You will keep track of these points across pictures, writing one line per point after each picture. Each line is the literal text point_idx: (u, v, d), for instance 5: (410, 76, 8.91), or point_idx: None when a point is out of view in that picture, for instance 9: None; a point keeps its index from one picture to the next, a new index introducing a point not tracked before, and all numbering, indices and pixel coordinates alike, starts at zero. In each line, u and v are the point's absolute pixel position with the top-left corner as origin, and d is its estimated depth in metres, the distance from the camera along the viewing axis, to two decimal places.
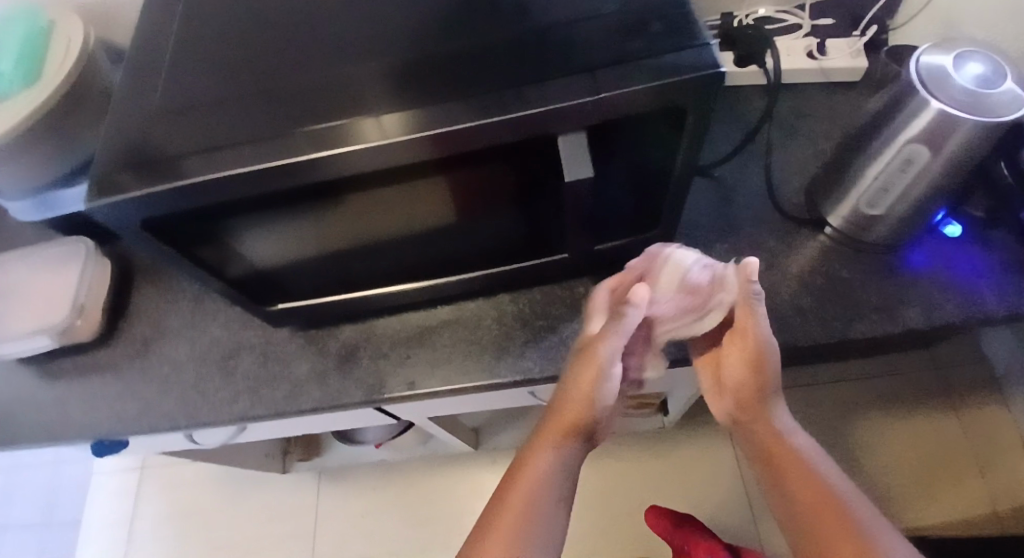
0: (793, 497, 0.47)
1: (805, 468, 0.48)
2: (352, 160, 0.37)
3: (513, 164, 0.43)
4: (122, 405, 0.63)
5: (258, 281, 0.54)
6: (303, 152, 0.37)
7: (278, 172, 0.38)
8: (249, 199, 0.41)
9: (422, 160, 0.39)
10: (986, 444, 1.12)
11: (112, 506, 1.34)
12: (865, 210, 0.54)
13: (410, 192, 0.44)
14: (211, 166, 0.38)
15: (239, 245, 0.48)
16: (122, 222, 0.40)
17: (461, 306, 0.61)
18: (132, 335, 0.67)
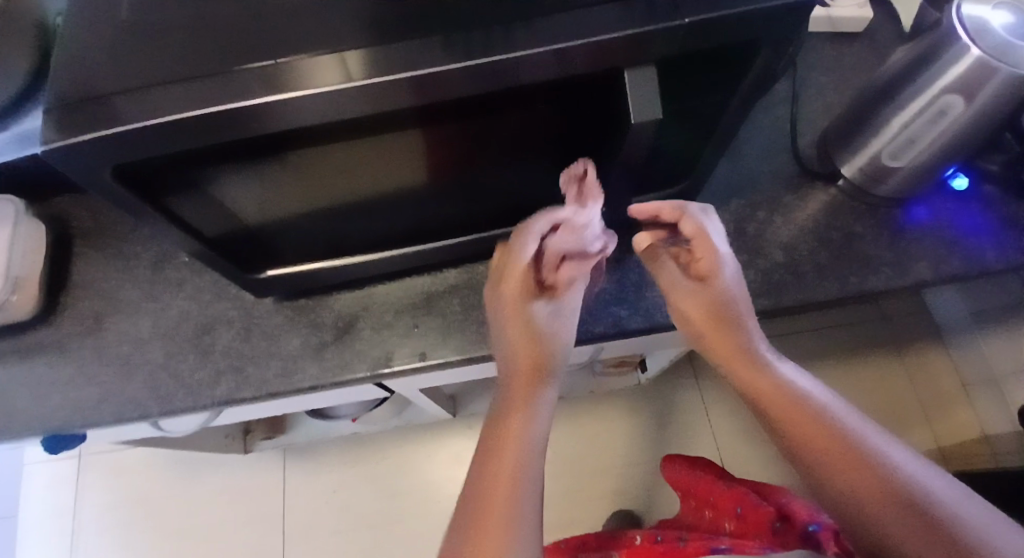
0: (796, 445, 0.42)
1: (801, 410, 0.42)
2: (327, 104, 0.31)
3: (558, 106, 0.38)
4: (75, 391, 0.54)
5: (242, 248, 0.47)
6: (257, 94, 0.30)
7: (222, 123, 0.31)
8: (249, 143, 0.34)
9: (465, 96, 0.33)
10: (929, 389, 1.21)
11: (45, 498, 1.22)
12: (885, 161, 0.53)
13: (439, 137, 0.38)
14: (205, 99, 0.31)
15: (227, 203, 0.41)
16: (82, 173, 0.33)
17: (470, 270, 0.56)
18: (80, 310, 0.57)
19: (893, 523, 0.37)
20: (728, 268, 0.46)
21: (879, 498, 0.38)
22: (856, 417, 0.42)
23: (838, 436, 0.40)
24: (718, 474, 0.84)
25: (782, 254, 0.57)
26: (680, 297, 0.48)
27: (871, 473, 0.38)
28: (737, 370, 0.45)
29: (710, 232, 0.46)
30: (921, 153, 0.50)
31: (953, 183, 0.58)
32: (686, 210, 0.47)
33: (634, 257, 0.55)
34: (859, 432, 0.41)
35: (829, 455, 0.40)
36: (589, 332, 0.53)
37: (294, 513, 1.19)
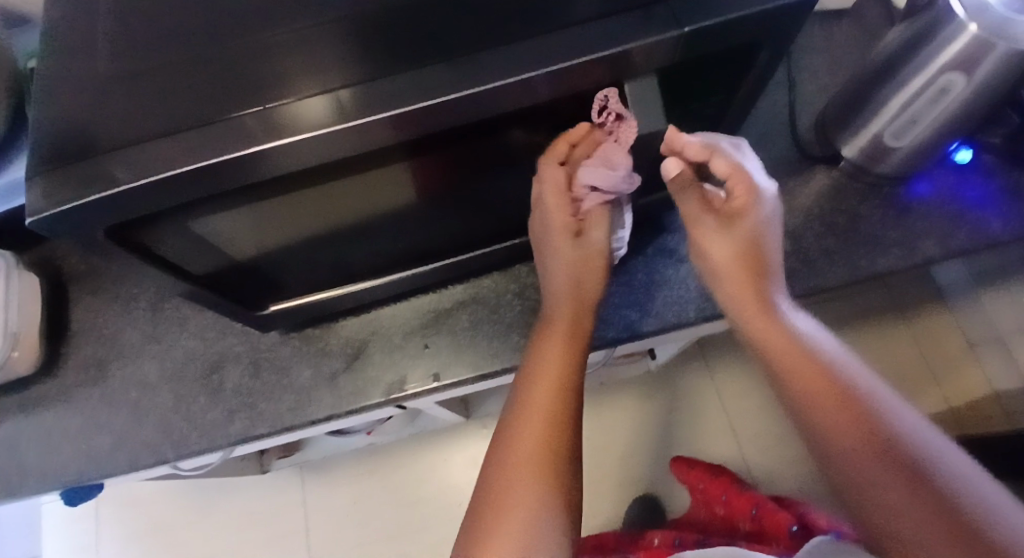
0: (798, 397, 0.39)
1: (815, 366, 0.39)
2: (322, 146, 0.30)
3: (561, 122, 0.37)
4: (88, 441, 0.53)
5: (243, 283, 0.46)
6: (253, 142, 0.29)
7: (217, 174, 0.30)
8: (244, 190, 0.33)
9: (463, 124, 0.32)
10: (936, 352, 1.21)
11: (69, 535, 1.22)
12: (887, 141, 0.52)
13: (437, 162, 0.37)
14: (194, 151, 0.30)
15: (225, 243, 0.40)
16: (78, 234, 0.32)
17: (476, 284, 0.55)
18: (84, 358, 0.56)
19: (888, 486, 0.35)
20: (767, 205, 0.41)
21: (879, 460, 0.35)
22: (870, 379, 0.39)
23: (846, 396, 0.38)
24: (731, 476, 0.93)
25: (789, 242, 0.56)
26: (709, 235, 0.42)
27: (878, 435, 0.36)
28: (749, 316, 0.42)
29: (746, 169, 0.40)
30: (922, 132, 0.49)
31: (955, 157, 0.57)
32: (718, 149, 0.38)
33: (641, 258, 0.55)
34: (868, 390, 0.38)
35: (839, 410, 0.37)
36: (601, 337, 0.53)
37: (317, 528, 1.20)
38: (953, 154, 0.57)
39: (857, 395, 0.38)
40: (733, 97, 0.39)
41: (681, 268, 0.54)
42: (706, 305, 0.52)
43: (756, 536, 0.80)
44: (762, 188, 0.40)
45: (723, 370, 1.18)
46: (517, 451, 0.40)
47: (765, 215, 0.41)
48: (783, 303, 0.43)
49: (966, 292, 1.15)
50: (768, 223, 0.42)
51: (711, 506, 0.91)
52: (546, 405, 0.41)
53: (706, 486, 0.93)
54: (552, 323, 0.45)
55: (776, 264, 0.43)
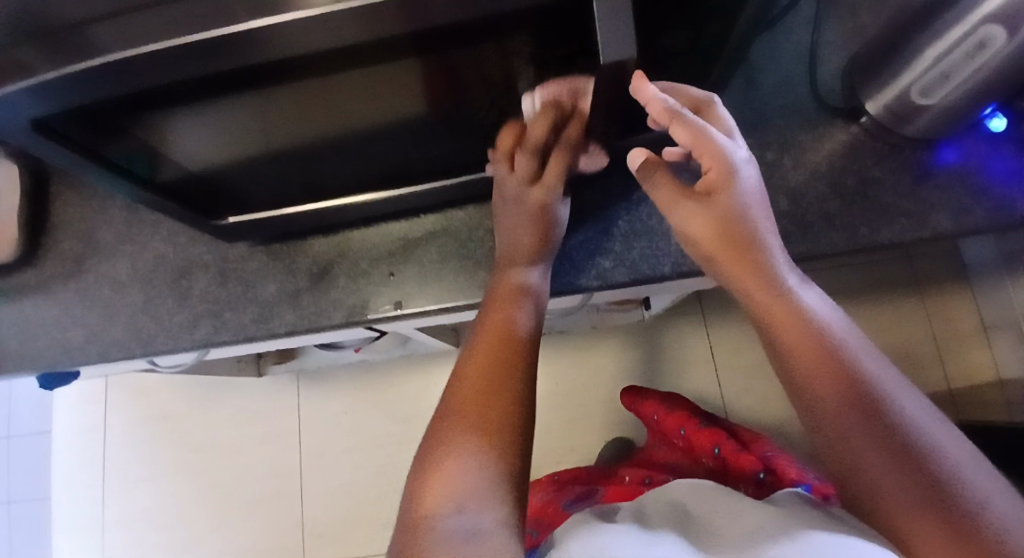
0: (801, 377, 0.37)
1: (820, 343, 0.37)
2: (294, 34, 0.26)
3: (543, 44, 0.33)
4: (63, 331, 0.55)
5: (180, 190, 0.46)
6: (237, 20, 0.26)
7: (199, 53, 0.26)
8: (197, 81, 0.30)
9: (432, 28, 0.28)
10: (946, 330, 1.16)
11: (85, 415, 1.32)
12: (915, 100, 0.46)
13: (405, 76, 0.33)
14: (136, 33, 0.26)
15: (179, 139, 0.38)
16: (30, 112, 0.31)
17: (449, 214, 0.53)
18: (61, 251, 0.57)
19: (893, 477, 0.34)
20: (744, 175, 0.40)
21: (882, 450, 0.34)
22: (874, 362, 0.37)
23: (848, 380, 0.36)
24: (688, 411, 0.97)
25: (787, 202, 0.51)
26: (686, 218, 0.40)
27: (886, 424, 0.35)
28: (752, 285, 0.39)
29: (711, 135, 0.38)
30: (953, 91, 0.44)
31: (988, 124, 0.50)
32: (681, 113, 0.37)
33: (624, 203, 0.52)
34: (872, 372, 0.36)
35: (842, 396, 0.36)
36: (574, 283, 0.51)
37: (310, 432, 1.26)
38: (987, 121, 0.51)
39: (863, 380, 0.36)
40: (730, 25, 0.34)
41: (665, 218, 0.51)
42: (684, 261, 0.50)
43: (721, 473, 0.84)
44: (734, 157, 0.39)
45: (720, 329, 1.17)
46: (467, 392, 0.39)
47: (744, 190, 0.40)
48: (786, 272, 0.40)
49: (990, 272, 1.09)
50: (750, 195, 0.40)
51: (672, 437, 0.96)
52: (497, 351, 0.42)
53: (662, 418, 0.97)
54: (496, 295, 0.46)
55: (768, 229, 0.40)
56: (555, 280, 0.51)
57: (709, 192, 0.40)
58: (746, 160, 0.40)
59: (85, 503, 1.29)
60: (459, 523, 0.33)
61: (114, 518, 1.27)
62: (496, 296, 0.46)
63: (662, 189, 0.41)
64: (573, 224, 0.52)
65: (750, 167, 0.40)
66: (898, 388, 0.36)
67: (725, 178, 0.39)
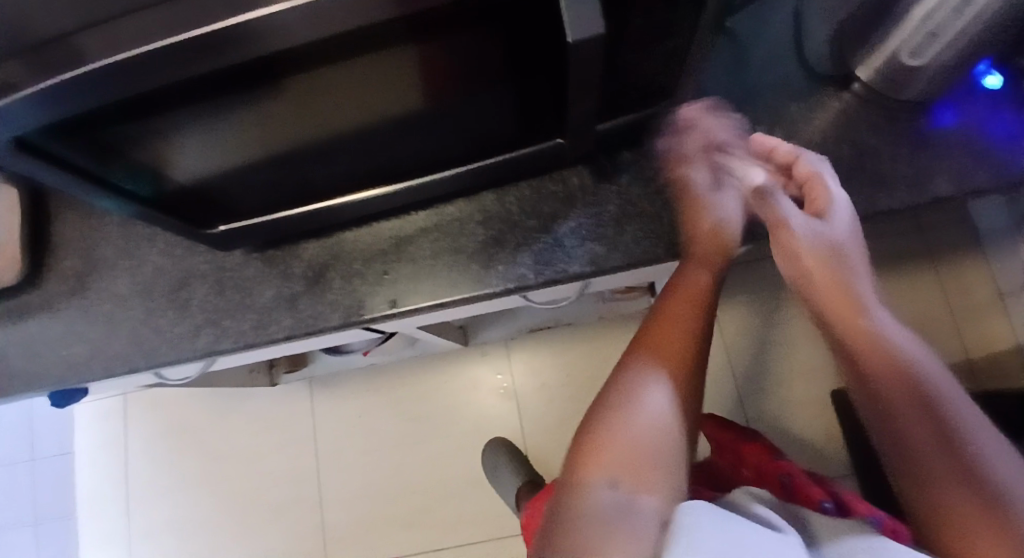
0: (890, 415, 0.42)
1: (911, 385, 0.42)
2: (281, 27, 0.26)
3: (514, 26, 0.32)
4: (69, 348, 0.56)
5: (177, 198, 0.46)
6: (224, 17, 0.25)
7: (189, 52, 0.26)
8: (189, 82, 0.30)
9: (408, 15, 0.28)
10: (961, 299, 1.14)
11: (105, 433, 1.34)
12: (905, 60, 0.46)
13: (389, 67, 0.33)
14: (123, 39, 0.26)
15: (173, 146, 0.38)
16: (22, 128, 0.31)
17: (440, 210, 0.53)
18: (63, 270, 0.58)
19: (970, 514, 0.39)
20: (841, 215, 0.45)
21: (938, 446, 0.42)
22: (945, 377, 0.43)
23: (933, 425, 0.41)
24: (766, 447, 0.90)
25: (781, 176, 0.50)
26: (794, 247, 0.45)
27: (965, 467, 0.40)
28: (844, 323, 0.44)
29: (825, 177, 0.46)
30: (941, 50, 0.44)
31: (984, 82, 0.50)
32: (803, 153, 0.47)
33: (614, 187, 0.51)
34: (959, 420, 0.41)
35: (932, 436, 0.41)
36: (568, 271, 0.50)
37: (325, 437, 1.26)
38: (982, 79, 0.50)
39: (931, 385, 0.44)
40: None
41: (657, 199, 0.50)
42: (678, 242, 0.49)
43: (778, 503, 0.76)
44: (836, 196, 0.46)
45: (729, 312, 1.16)
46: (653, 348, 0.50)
47: (837, 232, 0.45)
48: (885, 314, 0.44)
49: (1004, 237, 1.06)
50: (849, 240, 0.45)
51: (740, 468, 0.88)
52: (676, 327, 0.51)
53: (739, 450, 0.92)
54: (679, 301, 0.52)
55: (860, 269, 0.45)
56: (549, 268, 0.50)
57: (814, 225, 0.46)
58: (845, 203, 0.46)
59: (110, 519, 1.31)
60: (618, 488, 0.44)
61: (140, 530, 1.30)
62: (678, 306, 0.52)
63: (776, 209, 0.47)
64: (565, 211, 0.52)
65: (847, 212, 0.46)
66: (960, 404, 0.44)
67: (820, 219, 0.46)
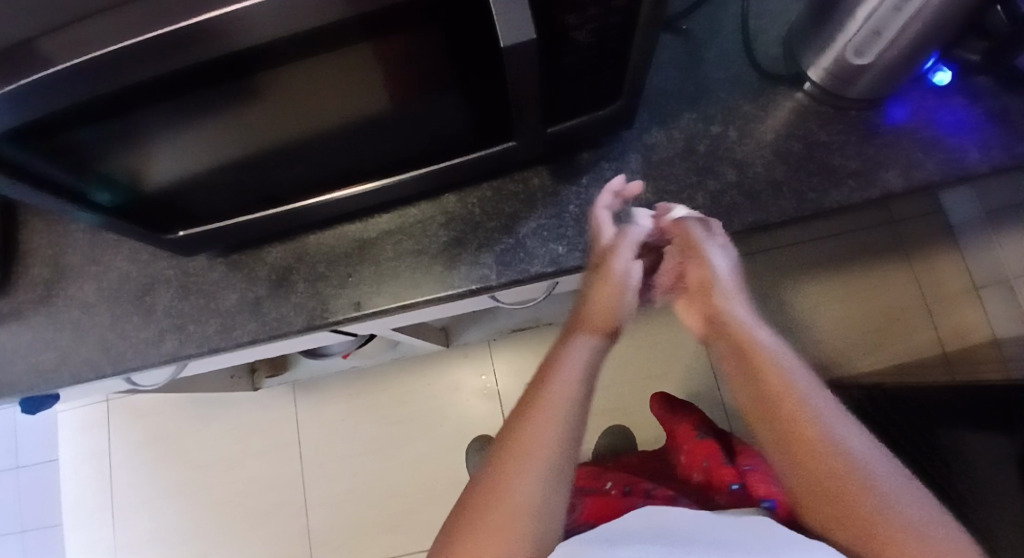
0: (770, 414, 0.44)
1: (787, 390, 0.44)
2: (217, 31, 0.26)
3: (457, 26, 0.33)
4: (36, 355, 0.56)
5: (139, 204, 0.46)
6: (160, 23, 0.25)
7: (129, 57, 0.26)
8: (139, 87, 0.30)
9: (345, 18, 0.28)
10: (935, 292, 1.15)
11: (88, 441, 1.34)
12: (852, 59, 0.46)
13: (335, 70, 0.33)
14: (59, 46, 0.26)
15: (133, 151, 0.38)
16: None
17: (403, 212, 0.54)
18: (29, 277, 0.58)
19: (845, 508, 0.39)
20: (716, 256, 0.49)
21: (840, 486, 0.40)
22: (814, 388, 0.45)
23: (806, 424, 0.42)
24: (698, 423, 0.93)
25: (735, 172, 0.51)
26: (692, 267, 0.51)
27: (842, 470, 0.40)
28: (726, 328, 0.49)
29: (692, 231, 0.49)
30: (886, 47, 0.44)
31: (934, 78, 0.51)
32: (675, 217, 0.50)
33: (573, 188, 0.52)
34: (831, 424, 0.42)
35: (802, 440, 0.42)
36: (529, 271, 0.51)
37: (309, 441, 1.26)
38: (932, 76, 0.51)
39: (814, 411, 0.43)
40: None
41: None
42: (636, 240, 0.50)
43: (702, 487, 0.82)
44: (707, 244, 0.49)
45: None
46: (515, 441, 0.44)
47: (715, 265, 0.50)
48: (758, 330, 0.49)
49: (975, 230, 1.07)
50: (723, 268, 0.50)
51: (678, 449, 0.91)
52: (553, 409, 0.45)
53: (677, 430, 0.94)
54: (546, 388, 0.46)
55: (732, 291, 0.51)
56: (510, 268, 0.51)
57: (697, 264, 0.51)
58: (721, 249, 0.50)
59: (95, 528, 1.31)
60: None
61: (125, 538, 1.29)
62: (543, 384, 0.47)
63: (684, 227, 0.49)
64: (525, 211, 0.52)
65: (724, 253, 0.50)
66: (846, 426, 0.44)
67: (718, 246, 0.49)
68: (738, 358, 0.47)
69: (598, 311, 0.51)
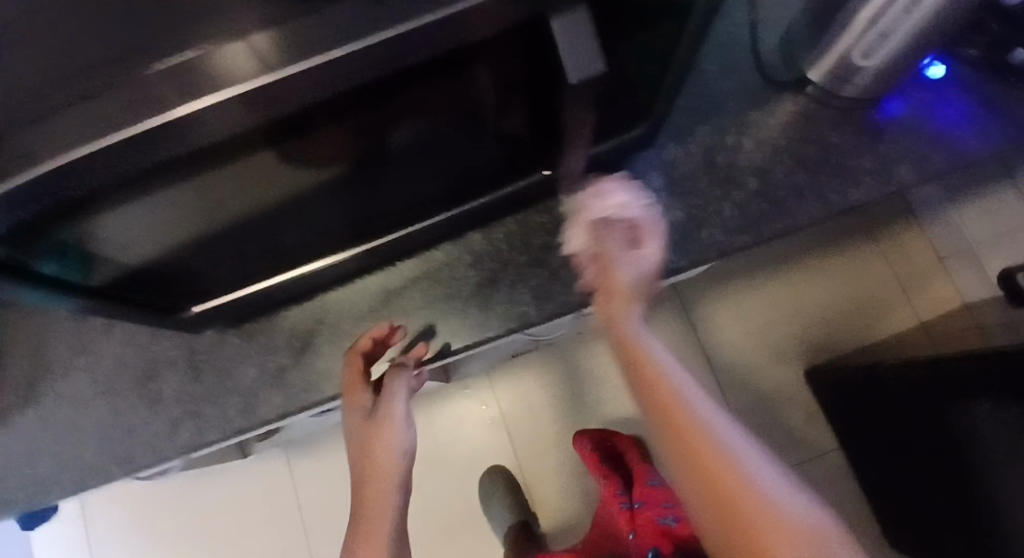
0: (657, 415, 0.34)
1: (672, 392, 0.35)
2: (231, 114, 0.22)
3: (506, 65, 0.30)
4: (28, 466, 0.50)
5: (128, 291, 0.40)
6: (154, 109, 0.21)
7: (122, 157, 0.21)
8: (127, 182, 0.25)
9: (386, 76, 0.24)
10: (904, 267, 1.05)
11: None
12: (857, 60, 0.47)
13: (366, 125, 0.30)
14: (32, 143, 0.21)
15: (117, 245, 0.33)
16: None
17: (426, 256, 0.51)
18: (6, 377, 0.51)
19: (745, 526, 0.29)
20: (632, 265, 0.41)
21: (741, 510, 0.30)
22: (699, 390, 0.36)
23: (697, 427, 0.33)
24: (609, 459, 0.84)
25: (757, 180, 0.51)
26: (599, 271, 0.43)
27: (740, 484, 0.30)
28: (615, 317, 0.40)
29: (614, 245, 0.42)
30: (893, 47, 0.45)
31: (928, 72, 0.53)
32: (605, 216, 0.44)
33: None
34: (720, 429, 0.33)
35: (697, 446, 0.32)
36: (567, 303, 0.50)
37: None
38: (926, 70, 0.53)
39: (701, 413, 0.33)
40: (684, 23, 0.33)
41: None
42: (671, 259, 0.51)
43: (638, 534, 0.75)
44: (620, 253, 0.42)
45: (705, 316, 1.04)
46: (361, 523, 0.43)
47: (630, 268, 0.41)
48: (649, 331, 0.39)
49: None
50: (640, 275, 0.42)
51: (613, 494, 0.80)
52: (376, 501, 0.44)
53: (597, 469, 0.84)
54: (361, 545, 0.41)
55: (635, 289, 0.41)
56: (548, 302, 0.50)
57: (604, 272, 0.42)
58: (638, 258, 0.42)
59: None
60: None
61: None
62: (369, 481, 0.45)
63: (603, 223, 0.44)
64: (555, 241, 0.51)
65: (642, 263, 0.42)
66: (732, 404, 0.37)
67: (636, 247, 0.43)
68: (627, 361, 0.38)
69: (376, 475, 0.45)
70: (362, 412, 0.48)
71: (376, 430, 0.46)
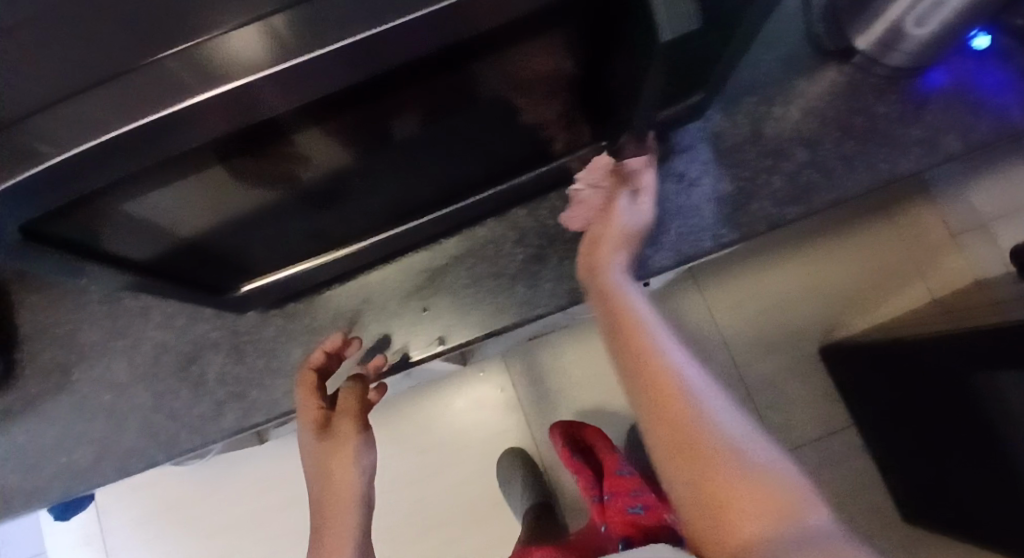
0: (636, 375, 0.34)
1: (654, 352, 0.34)
2: (252, 99, 0.21)
3: (576, 34, 0.29)
4: (69, 453, 0.49)
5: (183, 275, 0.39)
6: (160, 102, 0.20)
7: (141, 144, 0.21)
8: (162, 165, 0.25)
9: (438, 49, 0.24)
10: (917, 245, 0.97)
11: None
12: (909, 29, 0.45)
13: (427, 96, 0.29)
14: (81, 127, 0.21)
15: (175, 226, 0.33)
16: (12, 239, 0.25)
17: (471, 233, 0.50)
18: (42, 364, 0.50)
19: (712, 483, 0.29)
20: (625, 215, 0.43)
21: (706, 467, 0.29)
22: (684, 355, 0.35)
23: (675, 387, 0.32)
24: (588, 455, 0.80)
25: (805, 152, 0.51)
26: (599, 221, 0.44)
27: (712, 444, 0.30)
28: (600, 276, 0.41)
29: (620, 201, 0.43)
30: (944, 17, 0.43)
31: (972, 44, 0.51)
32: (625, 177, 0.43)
33: None
34: (699, 393, 0.32)
35: (670, 405, 0.32)
36: None
37: None
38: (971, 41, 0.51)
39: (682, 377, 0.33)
40: None
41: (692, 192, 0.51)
42: (722, 233, 0.51)
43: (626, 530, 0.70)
44: (621, 202, 0.43)
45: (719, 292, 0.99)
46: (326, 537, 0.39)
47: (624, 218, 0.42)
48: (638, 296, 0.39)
49: None
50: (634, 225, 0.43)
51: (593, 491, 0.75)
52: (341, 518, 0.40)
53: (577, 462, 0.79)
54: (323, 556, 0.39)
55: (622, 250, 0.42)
56: None
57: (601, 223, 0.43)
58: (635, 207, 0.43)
59: None
60: None
61: None
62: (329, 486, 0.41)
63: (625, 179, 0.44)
64: None
65: (636, 212, 0.43)
66: (693, 369, 0.34)
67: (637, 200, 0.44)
68: (609, 325, 0.38)
69: (338, 487, 0.41)
70: (315, 425, 0.43)
71: (332, 445, 0.42)
